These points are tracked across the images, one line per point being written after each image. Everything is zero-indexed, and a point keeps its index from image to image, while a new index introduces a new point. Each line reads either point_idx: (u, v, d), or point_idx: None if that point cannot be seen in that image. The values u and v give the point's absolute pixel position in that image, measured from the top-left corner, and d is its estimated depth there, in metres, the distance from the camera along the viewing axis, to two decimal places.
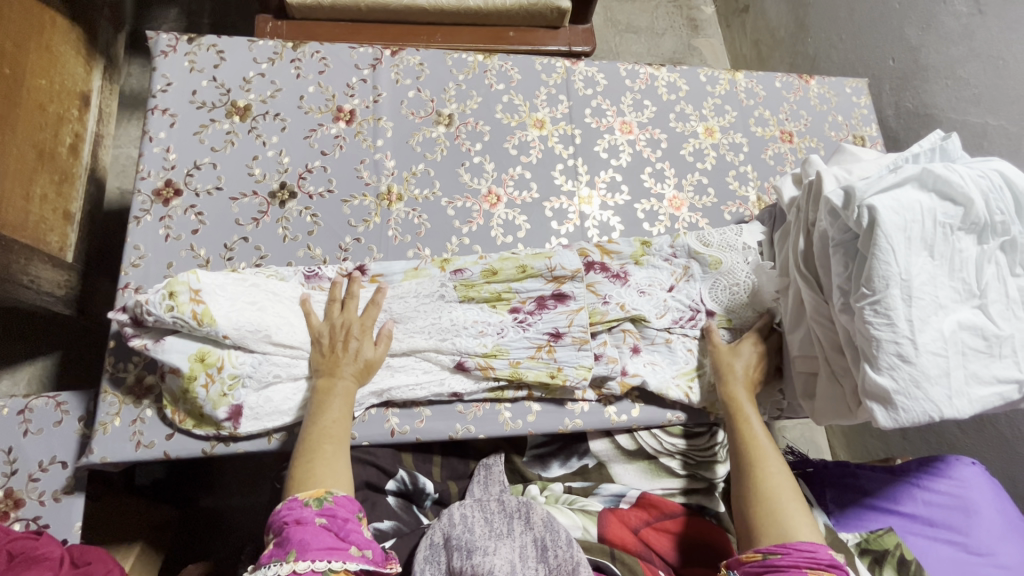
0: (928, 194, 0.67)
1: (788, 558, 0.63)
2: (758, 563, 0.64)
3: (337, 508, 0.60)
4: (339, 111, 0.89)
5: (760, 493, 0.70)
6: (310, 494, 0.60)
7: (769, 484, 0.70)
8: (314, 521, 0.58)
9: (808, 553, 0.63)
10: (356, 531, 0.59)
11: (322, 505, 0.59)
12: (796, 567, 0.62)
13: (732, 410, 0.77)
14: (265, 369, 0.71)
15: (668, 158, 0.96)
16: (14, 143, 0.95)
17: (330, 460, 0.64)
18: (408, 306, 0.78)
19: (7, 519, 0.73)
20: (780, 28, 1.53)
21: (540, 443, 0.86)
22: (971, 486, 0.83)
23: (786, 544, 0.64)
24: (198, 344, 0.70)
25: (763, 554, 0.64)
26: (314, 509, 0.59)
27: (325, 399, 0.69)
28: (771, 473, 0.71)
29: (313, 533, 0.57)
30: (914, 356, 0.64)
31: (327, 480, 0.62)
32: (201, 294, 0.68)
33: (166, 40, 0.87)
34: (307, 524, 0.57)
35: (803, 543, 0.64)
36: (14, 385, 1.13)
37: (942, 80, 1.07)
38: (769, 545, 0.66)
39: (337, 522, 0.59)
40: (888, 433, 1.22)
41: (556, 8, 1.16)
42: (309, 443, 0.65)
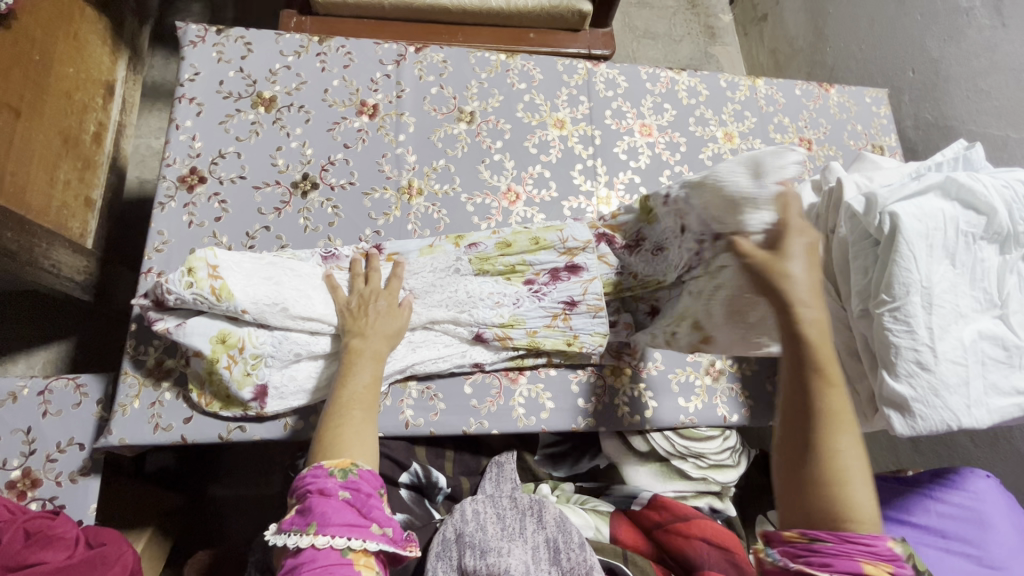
0: (951, 202, 0.67)
1: (840, 547, 0.46)
2: (800, 546, 0.48)
3: (361, 482, 0.56)
4: (362, 105, 0.89)
5: (822, 466, 0.48)
6: (335, 464, 0.56)
7: (833, 450, 0.49)
8: (336, 493, 0.54)
9: (866, 542, 0.47)
10: (379, 508, 0.56)
11: (347, 478, 0.56)
12: (847, 557, 0.46)
13: (797, 342, 0.51)
14: (286, 348, 0.72)
15: (687, 162, 0.97)
16: (41, 129, 0.96)
17: (358, 430, 0.61)
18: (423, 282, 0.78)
19: (24, 499, 0.74)
20: (798, 38, 1.53)
21: (551, 443, 0.89)
22: (986, 499, 0.82)
23: (839, 526, 0.47)
24: (220, 325, 0.70)
25: (810, 536, 0.48)
26: (338, 481, 0.55)
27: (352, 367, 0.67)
28: (836, 437, 0.49)
29: (334, 508, 0.53)
30: (933, 363, 0.64)
31: (353, 452, 0.59)
32: (220, 269, 0.69)
33: (194, 31, 0.88)
34: (329, 497, 0.54)
35: (861, 528, 0.47)
36: (29, 369, 1.14)
37: (962, 92, 1.07)
38: (818, 529, 0.48)
39: (360, 498, 0.55)
40: (899, 445, 1.21)
41: (578, 11, 1.17)
42: (338, 409, 0.63)
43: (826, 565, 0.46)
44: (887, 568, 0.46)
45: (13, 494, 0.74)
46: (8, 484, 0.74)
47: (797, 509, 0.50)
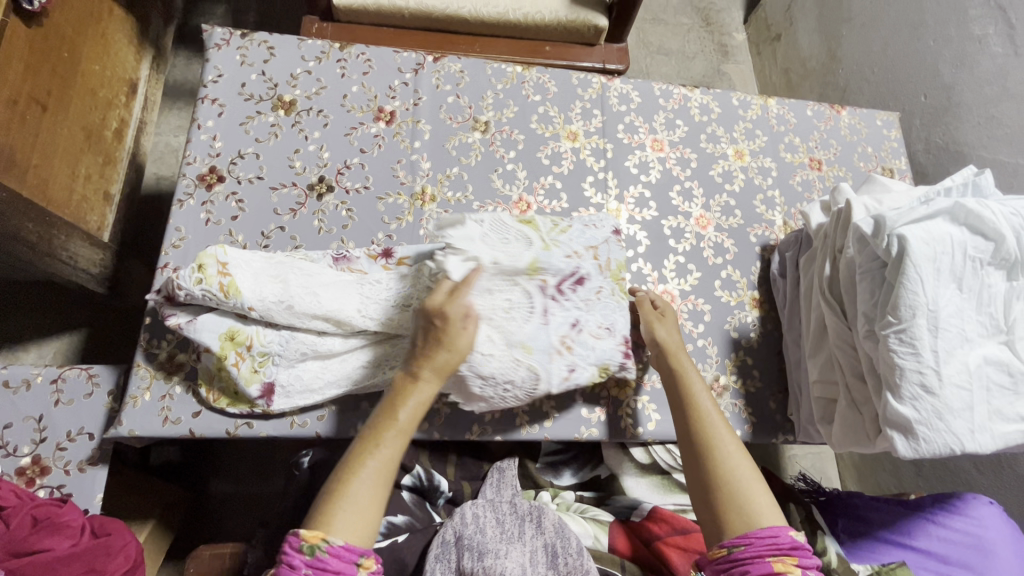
0: (960, 227, 0.68)
1: (751, 549, 0.57)
2: (723, 559, 0.58)
3: (330, 559, 0.53)
4: (380, 111, 0.91)
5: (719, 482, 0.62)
6: (307, 537, 0.54)
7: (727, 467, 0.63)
8: (300, 570, 0.53)
9: (770, 540, 0.57)
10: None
11: (314, 555, 0.53)
12: (760, 559, 0.56)
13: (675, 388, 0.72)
14: (293, 348, 0.72)
15: (697, 178, 0.98)
16: (66, 124, 0.99)
17: (358, 493, 0.57)
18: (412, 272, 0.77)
19: (32, 486, 0.75)
20: (811, 59, 1.55)
21: (552, 451, 0.90)
22: (989, 526, 0.81)
23: (747, 533, 0.58)
24: (228, 323, 0.71)
25: (727, 548, 0.58)
26: (304, 558, 0.53)
27: (388, 417, 0.62)
28: (725, 448, 0.64)
29: None
30: (938, 387, 0.64)
31: (338, 523, 0.55)
32: (228, 266, 0.69)
33: (220, 34, 0.91)
34: (293, 572, 0.53)
35: (764, 529, 0.58)
36: (41, 358, 1.16)
37: (974, 118, 1.08)
38: (732, 538, 0.59)
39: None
40: (901, 468, 1.21)
41: (594, 26, 1.19)
42: (355, 460, 0.59)
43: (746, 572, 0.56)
44: (794, 560, 0.56)
45: (22, 480, 0.75)
46: (17, 470, 0.75)
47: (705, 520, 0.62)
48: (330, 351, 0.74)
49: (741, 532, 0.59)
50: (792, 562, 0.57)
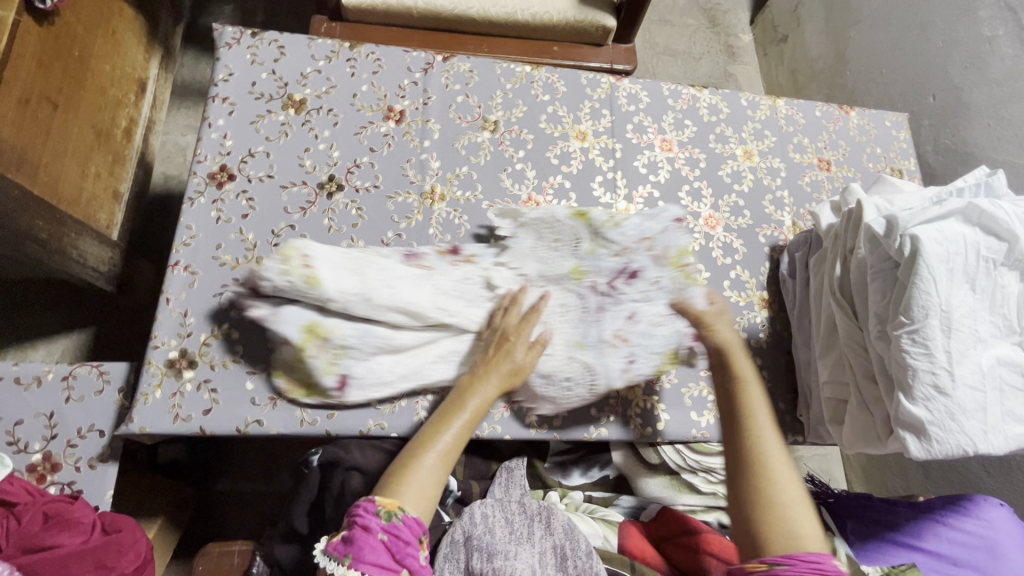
0: (973, 227, 0.67)
1: (792, 569, 0.54)
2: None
3: (404, 527, 0.58)
4: (389, 110, 0.91)
5: (768, 497, 0.59)
6: (384, 503, 0.58)
7: (777, 484, 0.60)
8: (377, 534, 0.56)
9: (814, 561, 0.54)
10: (412, 556, 0.57)
11: (389, 521, 0.57)
12: None
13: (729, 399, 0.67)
14: (370, 341, 0.75)
15: (706, 178, 0.98)
16: (76, 122, 0.99)
17: (424, 471, 0.63)
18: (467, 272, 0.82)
19: (43, 482, 0.76)
20: (818, 60, 1.55)
21: (561, 451, 0.90)
22: (999, 528, 0.81)
23: (792, 554, 0.55)
24: (303, 318, 0.73)
25: (768, 563, 0.55)
26: (382, 522, 0.57)
27: (456, 410, 0.70)
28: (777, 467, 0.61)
29: (371, 546, 0.55)
30: (951, 388, 0.64)
31: (406, 496, 0.60)
32: (311, 259, 0.72)
33: (231, 33, 0.91)
34: (370, 535, 0.56)
35: (809, 553, 0.55)
36: (49, 356, 1.16)
37: (983, 119, 1.07)
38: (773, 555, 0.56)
39: (398, 543, 0.57)
40: (908, 470, 1.20)
41: (602, 26, 1.19)
42: (417, 448, 0.65)
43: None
44: None
45: (33, 477, 0.76)
46: (28, 467, 0.76)
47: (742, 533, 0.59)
48: (403, 345, 0.76)
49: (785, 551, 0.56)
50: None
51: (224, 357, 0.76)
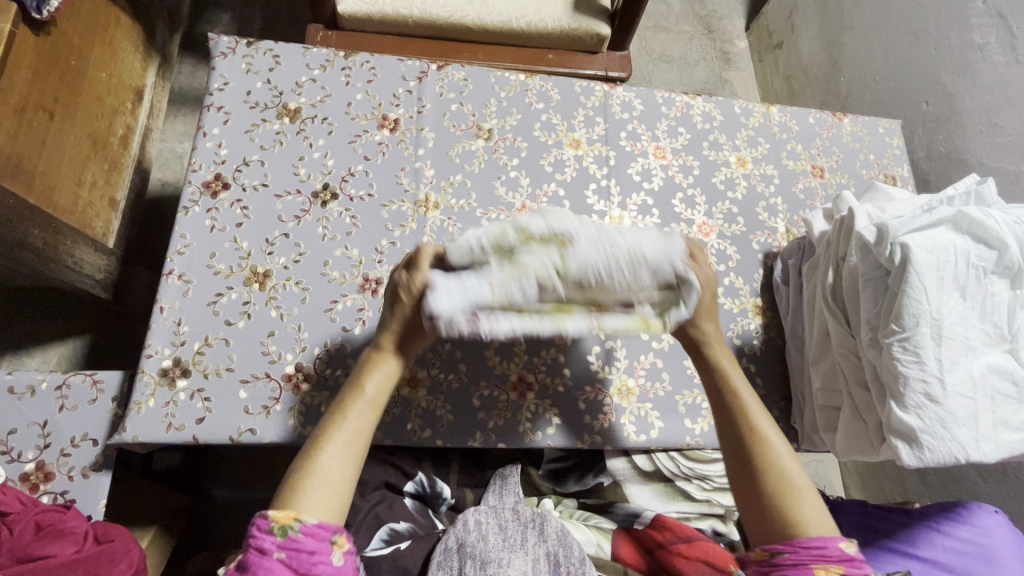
0: (963, 236, 0.67)
1: (795, 557, 0.56)
2: (765, 562, 0.58)
3: (305, 538, 0.52)
4: (384, 119, 0.92)
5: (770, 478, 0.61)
6: (278, 518, 0.52)
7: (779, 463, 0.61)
8: (273, 554, 0.50)
9: (818, 550, 0.56)
10: (323, 563, 0.51)
11: (286, 536, 0.51)
12: (802, 566, 0.55)
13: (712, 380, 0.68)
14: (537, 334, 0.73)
15: (700, 185, 0.98)
16: (72, 131, 0.99)
17: (323, 478, 0.56)
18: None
19: (36, 491, 0.76)
20: (813, 66, 1.55)
21: (555, 458, 0.89)
22: (995, 535, 0.80)
23: (793, 539, 0.57)
24: None
25: (770, 552, 0.57)
26: (277, 540, 0.51)
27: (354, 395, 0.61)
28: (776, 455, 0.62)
29: (268, 568, 0.50)
30: (941, 396, 0.64)
31: (305, 505, 0.54)
32: None
33: (226, 42, 0.91)
34: (265, 557, 0.50)
35: (811, 538, 0.57)
36: (45, 363, 1.16)
37: (975, 126, 1.08)
38: (775, 542, 0.58)
39: (299, 557, 0.51)
40: (905, 476, 1.20)
41: (596, 34, 1.19)
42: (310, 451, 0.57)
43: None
44: (839, 570, 0.55)
45: (26, 486, 0.76)
46: (21, 476, 0.76)
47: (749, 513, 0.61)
48: None
49: (786, 537, 0.58)
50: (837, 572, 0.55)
51: (217, 365, 0.76)
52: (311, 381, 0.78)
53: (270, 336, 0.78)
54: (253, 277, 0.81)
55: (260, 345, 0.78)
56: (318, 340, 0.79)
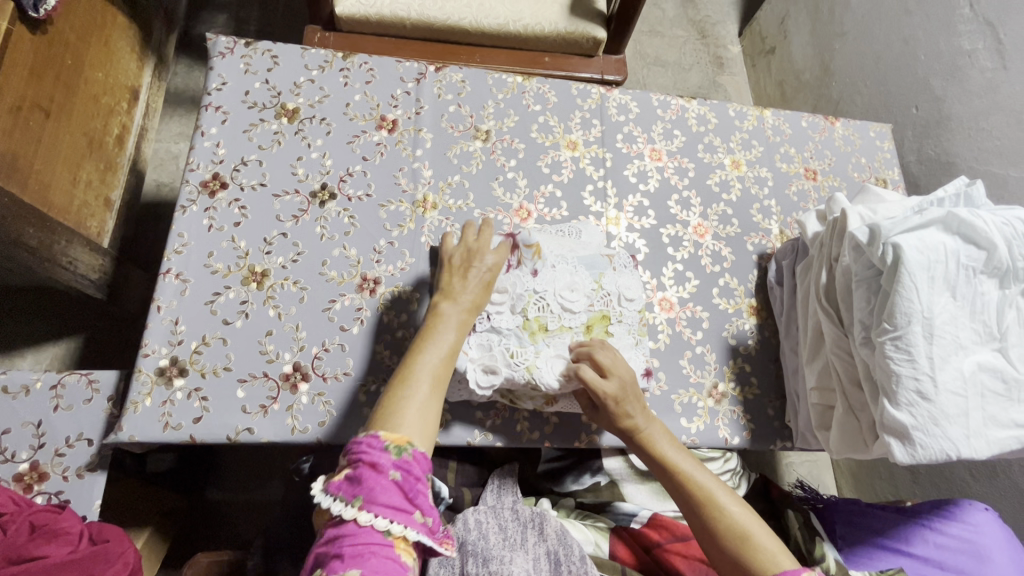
0: (953, 236, 0.69)
1: None
2: None
3: (413, 464, 0.56)
4: (382, 120, 0.92)
5: (728, 532, 0.65)
6: (391, 439, 0.56)
7: (727, 513, 0.66)
8: (388, 472, 0.54)
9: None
10: (424, 496, 0.56)
11: (400, 456, 0.55)
12: None
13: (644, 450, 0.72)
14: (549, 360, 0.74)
15: (695, 187, 0.99)
16: (67, 130, 0.99)
17: (418, 398, 0.62)
18: (539, 298, 0.77)
19: (30, 492, 0.75)
20: (805, 71, 1.58)
21: (552, 458, 0.91)
22: (985, 532, 0.81)
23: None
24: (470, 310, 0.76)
25: None
26: (392, 458, 0.55)
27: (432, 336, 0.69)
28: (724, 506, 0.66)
29: (383, 487, 0.54)
30: (933, 393, 0.65)
31: (410, 431, 0.59)
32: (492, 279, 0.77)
33: (224, 42, 0.91)
34: (381, 474, 0.54)
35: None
36: (37, 364, 1.15)
37: (964, 130, 1.10)
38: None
39: (410, 481, 0.55)
40: (897, 476, 1.22)
41: (592, 37, 1.21)
42: (405, 376, 0.64)
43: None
44: None
45: (20, 486, 0.75)
46: (15, 476, 0.75)
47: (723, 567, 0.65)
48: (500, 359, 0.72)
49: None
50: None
51: (215, 365, 0.76)
52: (308, 381, 0.78)
53: (268, 335, 0.78)
54: (250, 277, 0.81)
55: (258, 344, 0.78)
56: (316, 340, 0.79)
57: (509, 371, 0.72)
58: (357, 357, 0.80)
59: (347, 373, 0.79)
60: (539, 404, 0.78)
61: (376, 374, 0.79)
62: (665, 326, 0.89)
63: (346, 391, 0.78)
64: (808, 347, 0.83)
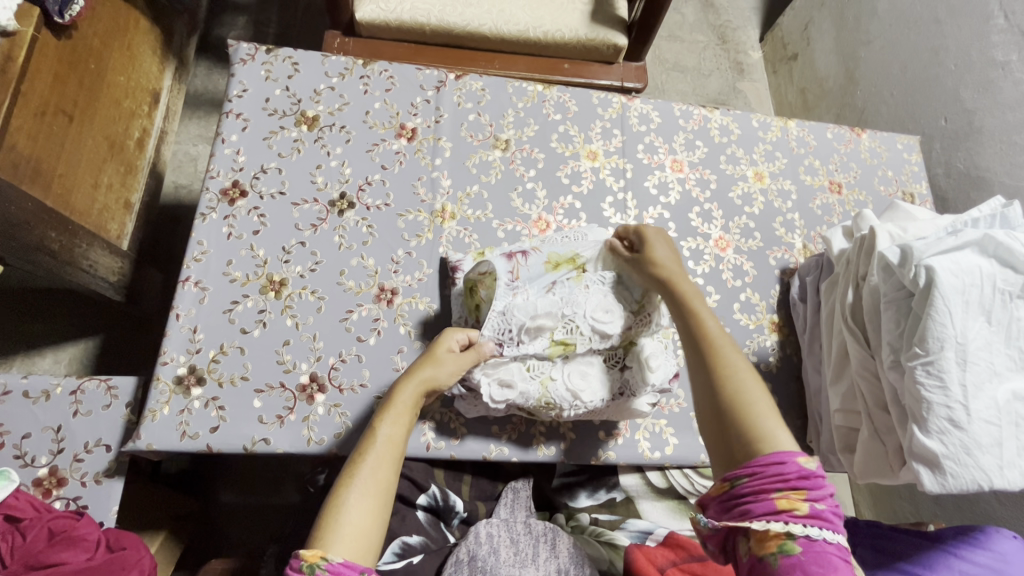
0: (989, 259, 0.67)
1: (754, 483, 0.55)
2: (727, 494, 0.57)
3: None
4: (401, 128, 0.92)
5: (731, 402, 0.61)
6: (307, 556, 0.51)
7: (738, 380, 0.63)
8: None
9: (776, 470, 0.55)
10: None
11: (313, 574, 0.50)
12: (762, 496, 0.55)
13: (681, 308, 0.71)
14: (574, 373, 0.74)
15: (716, 200, 0.98)
16: (90, 134, 1.00)
17: (355, 508, 0.56)
18: (570, 318, 0.74)
19: (49, 497, 0.75)
20: (828, 79, 1.55)
21: (568, 472, 0.90)
22: (1013, 562, 0.73)
23: (750, 462, 0.57)
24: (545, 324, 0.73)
25: (730, 481, 0.57)
26: None
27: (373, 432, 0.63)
28: (740, 374, 0.64)
29: None
30: (966, 422, 0.63)
31: (335, 541, 0.53)
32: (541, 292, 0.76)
33: (246, 49, 0.91)
34: None
35: (768, 455, 0.56)
36: (56, 364, 1.16)
37: (995, 144, 1.07)
38: (735, 466, 0.58)
39: None
40: (919, 496, 1.19)
41: (613, 44, 1.19)
42: (345, 480, 0.58)
43: (747, 509, 0.54)
44: (799, 495, 0.54)
45: (39, 491, 0.76)
46: (34, 481, 0.76)
47: (715, 435, 0.61)
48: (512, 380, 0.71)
49: (743, 458, 0.57)
50: (798, 496, 0.54)
51: (232, 374, 0.76)
52: (325, 392, 0.77)
53: (285, 345, 0.78)
54: (268, 285, 0.80)
55: (275, 354, 0.78)
56: (334, 351, 0.79)
57: (525, 387, 0.72)
58: (374, 368, 0.79)
59: (363, 384, 0.78)
60: (555, 415, 0.76)
61: (391, 386, 0.79)
62: None
63: (362, 403, 0.78)
64: (833, 367, 0.81)
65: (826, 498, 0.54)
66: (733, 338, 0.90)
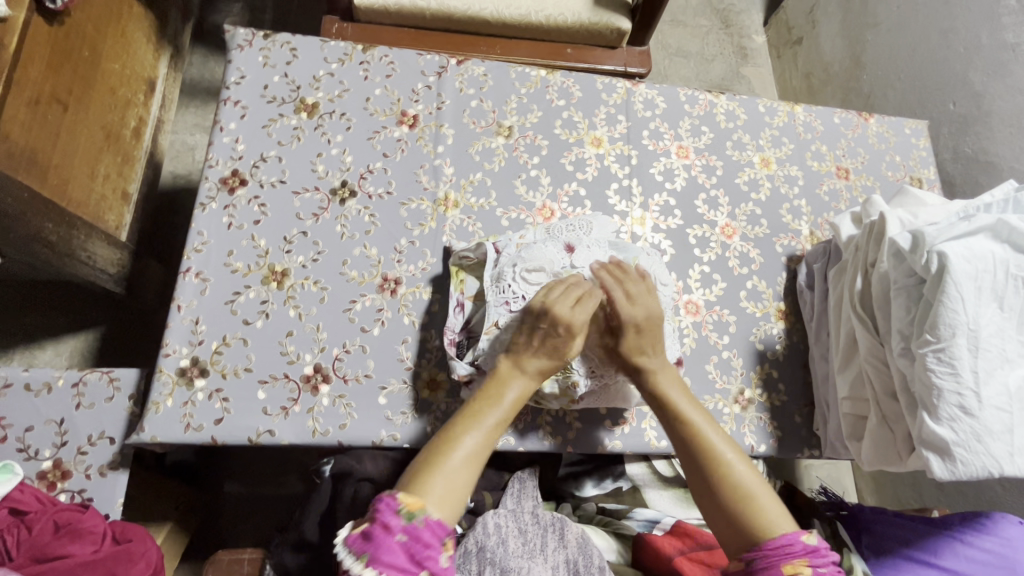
0: (1002, 245, 0.66)
1: (766, 561, 0.57)
2: (741, 572, 0.58)
3: (424, 529, 0.54)
4: (403, 115, 0.90)
5: (730, 489, 0.62)
6: (407, 501, 0.55)
7: (730, 468, 0.63)
8: (394, 534, 0.53)
9: (784, 548, 0.57)
10: (433, 559, 0.53)
11: (410, 520, 0.54)
12: (774, 568, 0.57)
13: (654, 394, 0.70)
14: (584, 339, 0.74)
15: (722, 186, 0.96)
16: (86, 123, 0.98)
17: (452, 464, 0.60)
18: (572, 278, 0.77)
19: (53, 489, 0.75)
20: (833, 63, 1.53)
21: (574, 462, 0.90)
22: (1018, 546, 0.73)
23: (759, 546, 0.58)
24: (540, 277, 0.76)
25: (745, 561, 0.58)
26: (403, 522, 0.54)
27: (489, 401, 0.66)
28: (729, 460, 0.64)
29: (388, 547, 0.53)
30: (977, 409, 0.62)
31: (431, 496, 0.57)
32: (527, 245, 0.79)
33: (243, 35, 0.89)
34: (387, 534, 0.53)
35: (778, 538, 0.58)
36: (57, 357, 1.16)
37: (1005, 128, 1.05)
38: (748, 550, 0.59)
39: (417, 546, 0.53)
40: (922, 482, 1.19)
41: (616, 28, 1.17)
42: (443, 441, 0.62)
43: None
44: (805, 562, 0.57)
45: (44, 484, 0.75)
46: (38, 474, 0.75)
47: (718, 522, 0.62)
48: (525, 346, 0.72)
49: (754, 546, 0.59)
50: (804, 563, 0.57)
51: (235, 366, 0.75)
52: (329, 382, 0.77)
53: (288, 336, 0.77)
54: (271, 276, 0.79)
55: (278, 345, 0.77)
56: (338, 341, 0.78)
57: None
58: (379, 358, 0.79)
59: (367, 374, 0.78)
60: (564, 404, 0.75)
61: (395, 377, 0.78)
62: (691, 329, 0.86)
63: (367, 394, 0.77)
64: (840, 355, 0.80)
65: (829, 563, 0.57)
66: (740, 325, 0.89)
